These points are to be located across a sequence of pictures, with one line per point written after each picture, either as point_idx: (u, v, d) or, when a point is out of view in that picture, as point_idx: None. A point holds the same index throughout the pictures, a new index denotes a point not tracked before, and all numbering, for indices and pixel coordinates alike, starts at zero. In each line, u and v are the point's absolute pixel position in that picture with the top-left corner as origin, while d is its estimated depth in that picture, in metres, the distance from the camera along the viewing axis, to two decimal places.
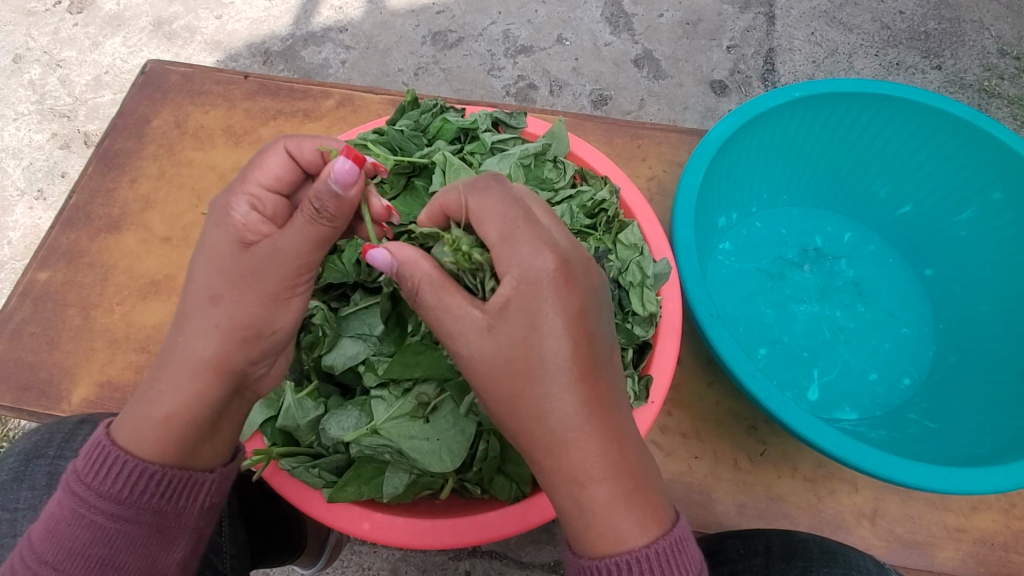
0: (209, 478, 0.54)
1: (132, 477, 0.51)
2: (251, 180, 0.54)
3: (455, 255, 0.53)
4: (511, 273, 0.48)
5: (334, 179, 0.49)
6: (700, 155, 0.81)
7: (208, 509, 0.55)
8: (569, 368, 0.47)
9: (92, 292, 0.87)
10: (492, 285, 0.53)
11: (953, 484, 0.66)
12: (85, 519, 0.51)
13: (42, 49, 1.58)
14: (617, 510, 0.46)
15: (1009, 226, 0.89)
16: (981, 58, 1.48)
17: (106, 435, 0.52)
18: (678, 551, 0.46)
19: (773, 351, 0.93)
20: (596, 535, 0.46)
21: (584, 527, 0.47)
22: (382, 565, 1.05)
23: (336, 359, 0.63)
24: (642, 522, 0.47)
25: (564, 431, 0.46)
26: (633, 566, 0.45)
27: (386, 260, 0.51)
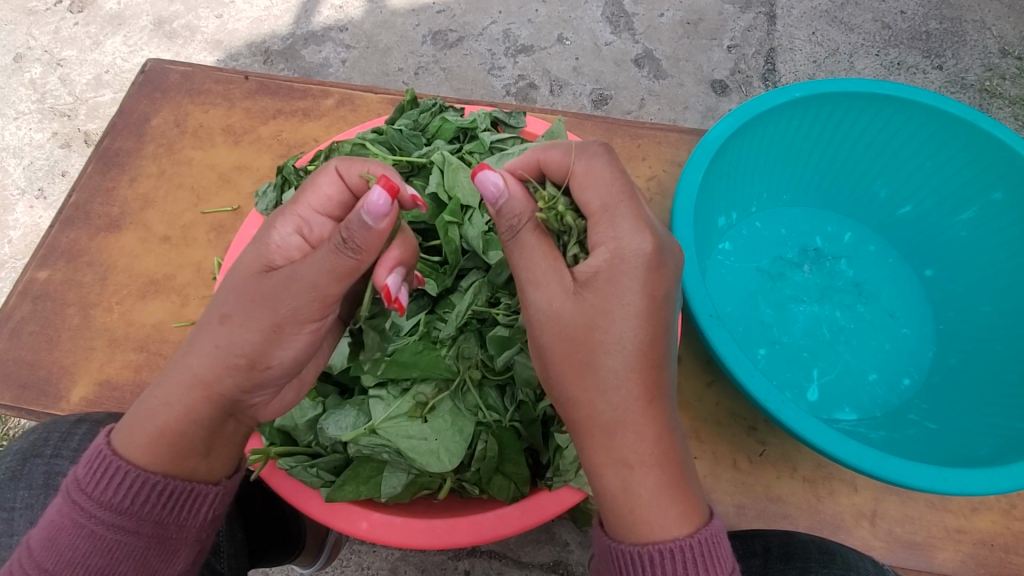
0: (212, 491, 0.54)
1: (134, 488, 0.51)
2: (305, 201, 0.54)
3: (546, 211, 0.51)
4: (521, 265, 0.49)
5: (368, 212, 0.47)
6: (700, 154, 0.81)
7: (211, 522, 0.55)
8: None
9: (91, 291, 0.87)
10: (573, 253, 0.52)
11: (953, 485, 0.66)
12: (86, 528, 0.51)
13: (42, 48, 1.58)
14: (662, 499, 0.47)
15: (1010, 227, 0.89)
16: (983, 59, 1.47)
17: (107, 444, 0.52)
18: (718, 543, 0.47)
19: (773, 351, 0.93)
20: (637, 523, 0.47)
21: (626, 516, 0.47)
22: (382, 565, 1.05)
23: (334, 359, 0.64)
24: (683, 513, 0.47)
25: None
26: (674, 554, 0.46)
27: (497, 187, 0.50)
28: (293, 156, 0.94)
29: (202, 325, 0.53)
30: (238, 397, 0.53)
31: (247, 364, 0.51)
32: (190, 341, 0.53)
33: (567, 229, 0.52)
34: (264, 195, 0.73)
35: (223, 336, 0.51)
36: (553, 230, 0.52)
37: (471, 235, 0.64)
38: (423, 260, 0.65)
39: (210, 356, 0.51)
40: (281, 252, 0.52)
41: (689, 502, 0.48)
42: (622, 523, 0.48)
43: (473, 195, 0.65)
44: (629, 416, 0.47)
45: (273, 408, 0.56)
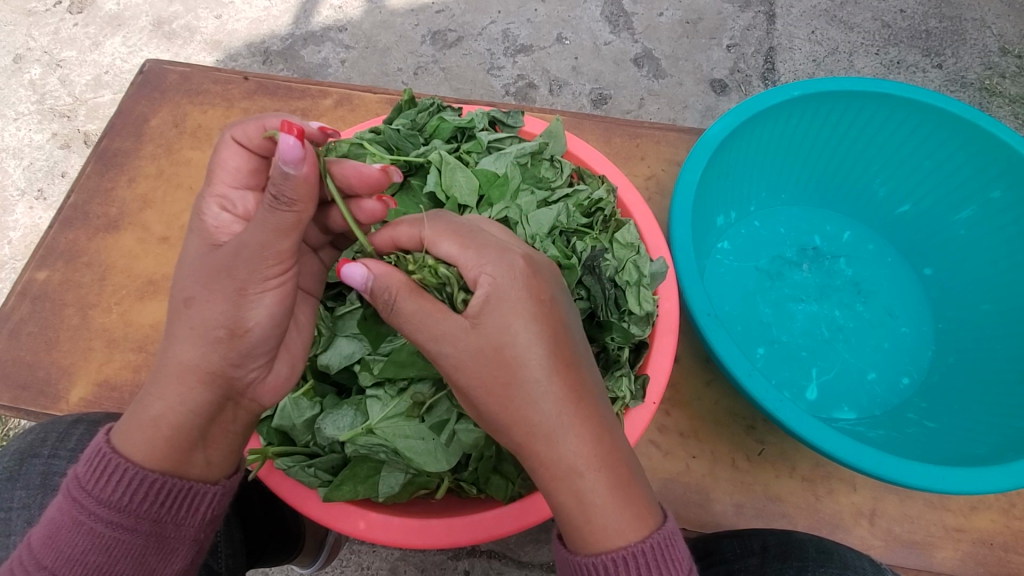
0: (212, 491, 0.54)
1: (133, 486, 0.51)
2: (216, 180, 0.56)
3: (421, 271, 0.53)
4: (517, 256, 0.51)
5: (286, 161, 0.47)
6: (699, 153, 0.80)
7: (211, 522, 0.55)
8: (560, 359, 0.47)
9: (90, 291, 0.87)
10: (463, 296, 0.52)
11: (952, 484, 0.66)
12: (85, 525, 0.51)
13: (42, 49, 1.58)
14: (612, 506, 0.47)
15: (1009, 226, 0.88)
16: (982, 57, 1.47)
17: (106, 441, 0.52)
18: (672, 542, 0.48)
19: (772, 351, 0.93)
20: (592, 532, 0.47)
21: (581, 524, 0.47)
22: (382, 565, 1.05)
23: (331, 359, 0.63)
24: (639, 518, 0.48)
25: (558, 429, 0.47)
26: (628, 562, 0.46)
27: (365, 276, 0.51)
28: None
29: (172, 316, 0.52)
30: (228, 372, 0.51)
31: (231, 335, 0.50)
32: (168, 335, 0.52)
33: (446, 280, 0.53)
34: None
35: (199, 314, 0.50)
36: (433, 286, 0.54)
37: None
38: None
39: (201, 341, 0.50)
40: (221, 231, 0.54)
41: (644, 507, 0.48)
42: (578, 536, 0.48)
43: (471, 195, 0.65)
44: (565, 420, 0.47)
45: (268, 382, 0.55)
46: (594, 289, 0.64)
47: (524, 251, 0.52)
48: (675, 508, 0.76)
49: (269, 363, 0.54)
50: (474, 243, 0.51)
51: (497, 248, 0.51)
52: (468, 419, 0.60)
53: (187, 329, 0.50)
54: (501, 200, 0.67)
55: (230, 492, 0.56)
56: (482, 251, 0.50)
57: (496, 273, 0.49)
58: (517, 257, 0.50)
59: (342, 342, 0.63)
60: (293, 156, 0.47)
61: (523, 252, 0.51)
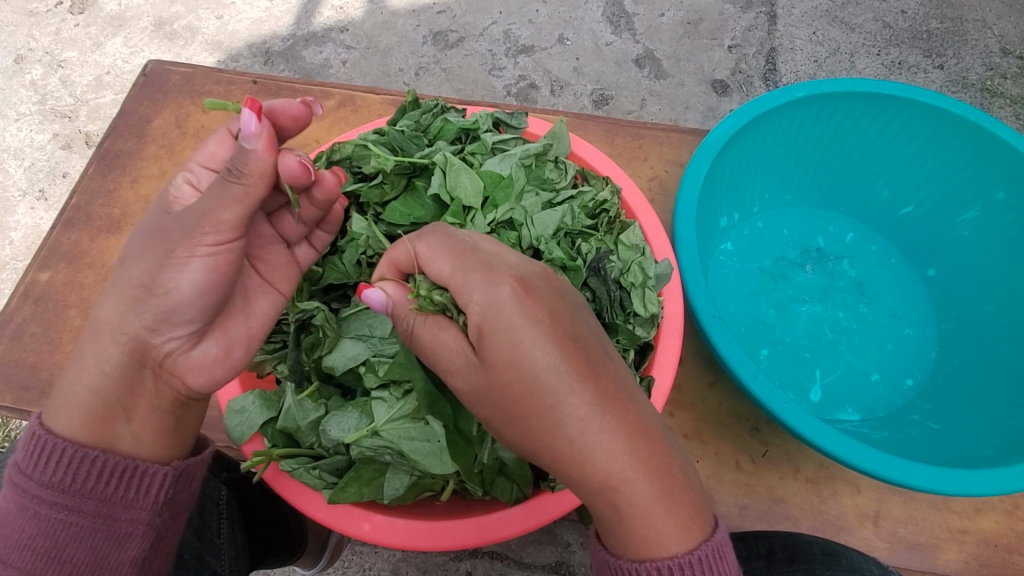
0: (161, 471, 0.52)
1: (73, 465, 0.49)
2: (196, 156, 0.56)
3: (416, 300, 0.51)
4: (510, 283, 0.48)
5: (243, 135, 0.49)
6: (702, 155, 0.80)
7: (166, 505, 0.53)
8: (584, 365, 0.47)
9: (93, 293, 0.87)
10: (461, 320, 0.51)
11: (956, 486, 0.66)
12: (30, 510, 0.50)
13: (43, 49, 1.58)
14: (658, 514, 0.46)
15: (1011, 227, 0.89)
16: (983, 58, 1.47)
17: (41, 425, 0.50)
18: (722, 554, 0.46)
19: (775, 352, 0.93)
20: (636, 539, 0.46)
21: (623, 531, 0.47)
22: (383, 566, 1.04)
23: (336, 361, 0.62)
24: (691, 524, 0.46)
25: (590, 428, 0.46)
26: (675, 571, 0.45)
27: (383, 301, 0.52)
28: None
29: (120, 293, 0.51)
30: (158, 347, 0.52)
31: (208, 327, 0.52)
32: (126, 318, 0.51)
33: (444, 307, 0.51)
34: None
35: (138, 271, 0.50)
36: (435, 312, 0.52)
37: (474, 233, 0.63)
38: None
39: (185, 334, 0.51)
40: (178, 200, 0.55)
41: (692, 509, 0.47)
42: (622, 540, 0.47)
43: (476, 196, 0.64)
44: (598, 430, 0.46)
45: (192, 357, 0.54)
46: (599, 289, 0.64)
47: (505, 275, 0.48)
48: None
49: (195, 335, 0.54)
50: (469, 259, 0.49)
51: (481, 284, 0.48)
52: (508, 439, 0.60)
53: (116, 288, 0.51)
54: (506, 202, 0.66)
55: (185, 475, 0.54)
56: (471, 269, 0.48)
57: (482, 300, 0.47)
58: (507, 284, 0.48)
59: (347, 339, 0.63)
60: (250, 128, 0.49)
61: (513, 275, 0.49)
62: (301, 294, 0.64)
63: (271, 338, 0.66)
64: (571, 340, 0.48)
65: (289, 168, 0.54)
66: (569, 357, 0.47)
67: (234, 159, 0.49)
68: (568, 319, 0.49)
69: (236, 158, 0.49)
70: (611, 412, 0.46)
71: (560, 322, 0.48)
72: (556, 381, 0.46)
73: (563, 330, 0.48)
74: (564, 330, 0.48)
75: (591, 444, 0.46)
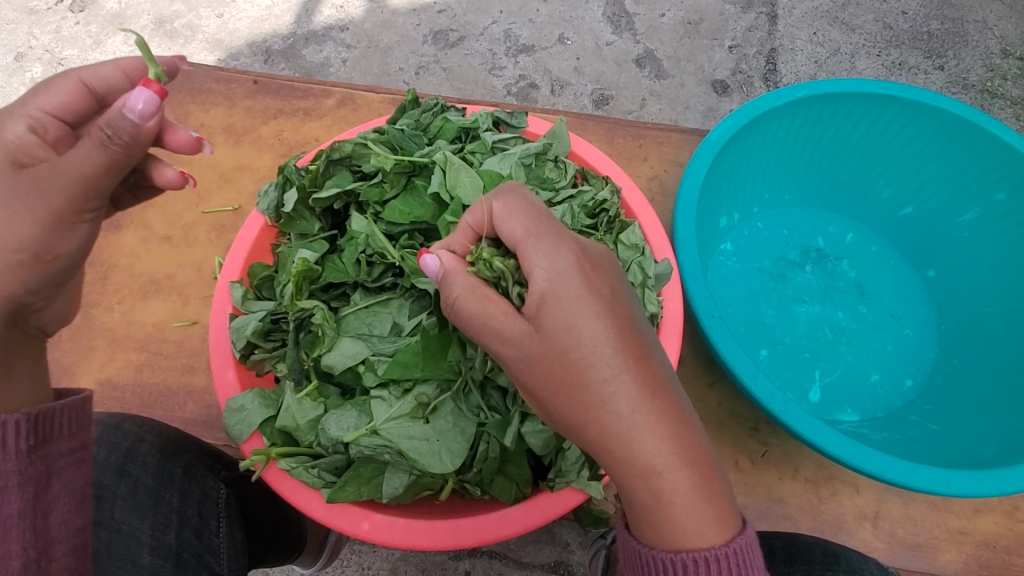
0: (8, 420, 0.49)
1: None
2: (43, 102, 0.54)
3: (476, 264, 0.52)
4: (579, 256, 0.49)
5: (133, 106, 0.47)
6: (702, 154, 0.80)
7: (36, 453, 0.50)
8: (635, 347, 0.47)
9: (92, 291, 0.87)
10: (516, 292, 0.52)
11: (955, 487, 0.66)
12: None
13: (43, 47, 1.57)
14: (698, 503, 0.46)
15: (1012, 228, 0.88)
16: (983, 59, 1.47)
17: None
18: (751, 552, 0.47)
19: (775, 352, 0.93)
20: (671, 530, 0.46)
21: (659, 521, 0.47)
22: (382, 565, 1.04)
23: (334, 360, 0.61)
24: (722, 520, 0.47)
25: (642, 408, 0.46)
26: (709, 564, 0.46)
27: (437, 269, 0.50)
28: (294, 155, 0.94)
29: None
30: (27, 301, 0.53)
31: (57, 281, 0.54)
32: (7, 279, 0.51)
33: (500, 275, 0.52)
34: (265, 195, 0.69)
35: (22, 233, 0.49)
36: (487, 281, 0.52)
37: None
38: None
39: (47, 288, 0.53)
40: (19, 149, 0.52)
41: (726, 504, 0.47)
42: (657, 529, 0.47)
43: (475, 195, 0.64)
44: (641, 418, 0.46)
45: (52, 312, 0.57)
46: None
47: (569, 244, 0.49)
48: None
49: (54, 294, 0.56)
50: (542, 228, 0.49)
51: (549, 249, 0.48)
52: (534, 419, 0.60)
53: None
54: None
55: (47, 419, 0.51)
56: (542, 239, 0.48)
57: (550, 269, 0.47)
58: (575, 256, 0.48)
59: (344, 341, 0.62)
60: (145, 113, 0.47)
61: (578, 246, 0.49)
62: (300, 292, 0.64)
63: (271, 336, 0.65)
64: (625, 322, 0.48)
65: (179, 142, 0.56)
66: (617, 342, 0.47)
67: (114, 127, 0.47)
68: (623, 301, 0.49)
69: (116, 125, 0.47)
70: (659, 397, 0.47)
71: (615, 303, 0.49)
72: (607, 362, 0.46)
73: (614, 315, 0.48)
74: (620, 311, 0.49)
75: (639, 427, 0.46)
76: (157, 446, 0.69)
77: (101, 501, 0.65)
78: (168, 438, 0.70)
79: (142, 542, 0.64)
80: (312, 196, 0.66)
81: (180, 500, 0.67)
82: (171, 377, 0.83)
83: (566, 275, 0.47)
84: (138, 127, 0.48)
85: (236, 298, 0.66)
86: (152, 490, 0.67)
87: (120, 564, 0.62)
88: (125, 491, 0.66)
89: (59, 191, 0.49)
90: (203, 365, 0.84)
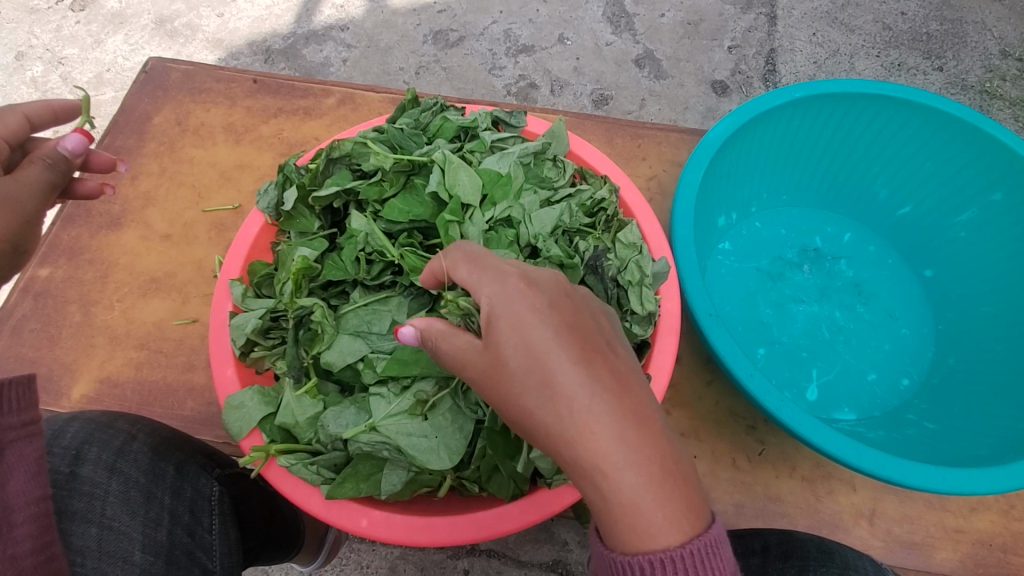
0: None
1: None
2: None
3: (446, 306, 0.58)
4: (516, 277, 0.49)
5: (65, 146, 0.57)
6: (700, 154, 0.81)
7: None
8: (576, 349, 0.45)
9: (92, 288, 0.87)
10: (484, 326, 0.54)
11: (950, 485, 0.66)
12: None
13: (44, 46, 1.58)
14: (648, 502, 0.42)
15: (1009, 227, 0.89)
16: (983, 60, 1.48)
17: None
18: (720, 552, 0.42)
19: (772, 351, 0.93)
20: (625, 531, 0.42)
21: (611, 522, 0.43)
22: (381, 564, 1.05)
23: (333, 357, 0.62)
24: (686, 518, 0.42)
25: (579, 406, 0.44)
26: (666, 567, 0.41)
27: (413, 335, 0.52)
28: (294, 155, 0.94)
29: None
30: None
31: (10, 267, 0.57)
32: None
33: (468, 312, 0.56)
34: (265, 194, 0.70)
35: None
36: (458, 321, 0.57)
37: (472, 231, 0.63)
38: (423, 258, 0.65)
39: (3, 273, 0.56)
40: None
41: (691, 499, 0.43)
42: (614, 530, 0.43)
43: (474, 194, 0.65)
44: (576, 416, 0.44)
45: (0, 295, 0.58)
46: (596, 288, 0.64)
47: (509, 267, 0.49)
48: None
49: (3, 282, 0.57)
50: (480, 262, 0.50)
51: (492, 273, 0.49)
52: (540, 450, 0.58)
53: None
54: (504, 199, 0.66)
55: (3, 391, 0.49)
56: (482, 269, 0.49)
57: (490, 292, 0.48)
58: (512, 276, 0.49)
59: (336, 343, 0.62)
60: (76, 151, 0.57)
61: (519, 272, 0.49)
62: (299, 290, 0.64)
63: (271, 334, 0.66)
64: (569, 328, 0.46)
65: (99, 164, 0.65)
66: (573, 335, 0.46)
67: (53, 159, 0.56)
68: (571, 312, 0.48)
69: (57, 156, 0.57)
70: (600, 395, 0.44)
71: (558, 310, 0.47)
72: (559, 353, 0.45)
73: (567, 312, 0.47)
74: (563, 318, 0.47)
75: (591, 414, 0.43)
76: (150, 444, 0.69)
77: (90, 498, 0.64)
78: (161, 436, 0.70)
79: (133, 539, 0.63)
80: (312, 195, 0.66)
81: (172, 498, 0.67)
82: (170, 375, 0.83)
83: (504, 295, 0.47)
84: (67, 160, 0.57)
85: (236, 296, 0.66)
86: (143, 488, 0.66)
87: (110, 561, 0.61)
88: (116, 488, 0.65)
89: (21, 200, 0.55)
90: (202, 362, 0.84)
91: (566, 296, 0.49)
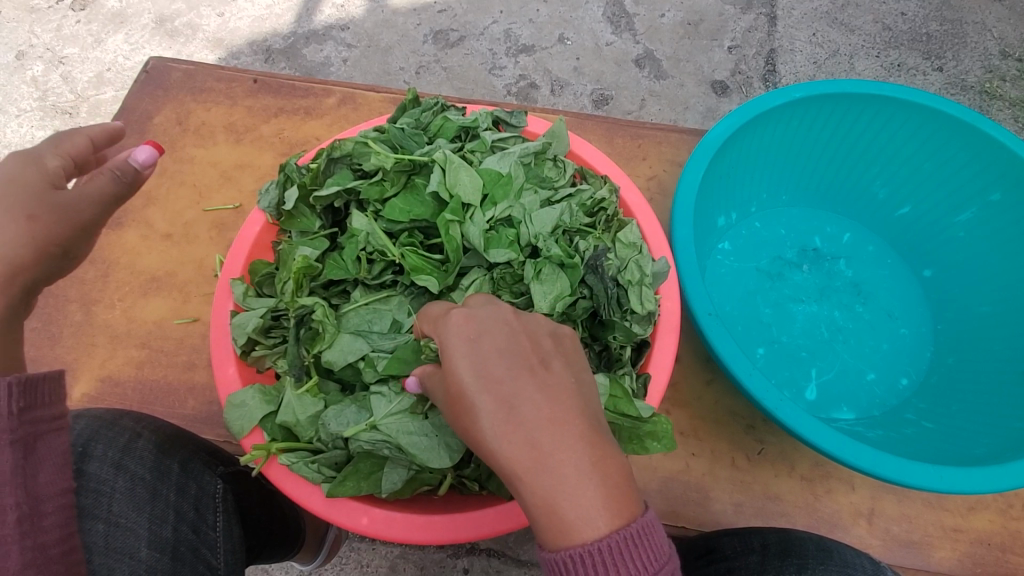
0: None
1: None
2: (63, 146, 0.64)
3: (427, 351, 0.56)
4: (458, 314, 0.49)
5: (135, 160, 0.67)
6: (700, 154, 0.81)
7: (22, 418, 0.49)
8: (502, 367, 0.45)
9: (93, 287, 0.87)
10: None
11: (948, 484, 0.66)
12: None
13: (44, 46, 1.58)
14: (562, 499, 0.41)
15: (1008, 227, 0.89)
16: (983, 60, 1.48)
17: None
18: (649, 535, 0.42)
19: (772, 351, 0.93)
20: (547, 528, 0.42)
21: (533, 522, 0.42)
22: (381, 563, 1.05)
23: (335, 356, 0.62)
24: (605, 509, 0.41)
25: (502, 419, 0.43)
26: (585, 559, 0.40)
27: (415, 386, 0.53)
28: (294, 154, 0.95)
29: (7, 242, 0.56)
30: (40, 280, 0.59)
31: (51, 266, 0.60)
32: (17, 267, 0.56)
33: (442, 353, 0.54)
34: (266, 194, 0.70)
35: (39, 231, 0.58)
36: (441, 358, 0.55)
37: (473, 231, 0.63)
38: (425, 257, 0.65)
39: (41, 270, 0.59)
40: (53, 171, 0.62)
41: (617, 494, 0.42)
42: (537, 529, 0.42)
43: (474, 194, 0.65)
44: (498, 430, 0.43)
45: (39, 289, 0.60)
46: (596, 288, 0.64)
47: (450, 310, 0.51)
48: (675, 507, 0.77)
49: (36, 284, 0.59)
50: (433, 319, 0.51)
51: (435, 322, 0.51)
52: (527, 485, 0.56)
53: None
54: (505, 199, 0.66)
55: (33, 387, 0.49)
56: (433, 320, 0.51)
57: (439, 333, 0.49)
58: (454, 314, 0.49)
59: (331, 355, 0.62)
60: (145, 163, 0.68)
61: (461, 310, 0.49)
62: (300, 289, 0.64)
63: (272, 334, 0.66)
64: (502, 350, 0.46)
65: None
66: (505, 356, 0.45)
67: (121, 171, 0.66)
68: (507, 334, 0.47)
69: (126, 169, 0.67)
70: (519, 407, 0.43)
71: (489, 334, 0.47)
72: (489, 370, 0.45)
73: (499, 333, 0.47)
74: (498, 341, 0.46)
75: (518, 421, 0.43)
76: (154, 442, 0.69)
77: (97, 495, 0.64)
78: (166, 434, 0.70)
79: (140, 535, 0.64)
80: (312, 195, 0.67)
81: (177, 495, 0.68)
82: (171, 374, 0.83)
83: (450, 330, 0.48)
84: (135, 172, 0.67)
85: (237, 295, 0.66)
86: (148, 484, 0.67)
87: (117, 558, 0.62)
88: (122, 485, 0.65)
89: (84, 206, 0.62)
90: (203, 361, 0.84)
91: (509, 321, 0.48)
